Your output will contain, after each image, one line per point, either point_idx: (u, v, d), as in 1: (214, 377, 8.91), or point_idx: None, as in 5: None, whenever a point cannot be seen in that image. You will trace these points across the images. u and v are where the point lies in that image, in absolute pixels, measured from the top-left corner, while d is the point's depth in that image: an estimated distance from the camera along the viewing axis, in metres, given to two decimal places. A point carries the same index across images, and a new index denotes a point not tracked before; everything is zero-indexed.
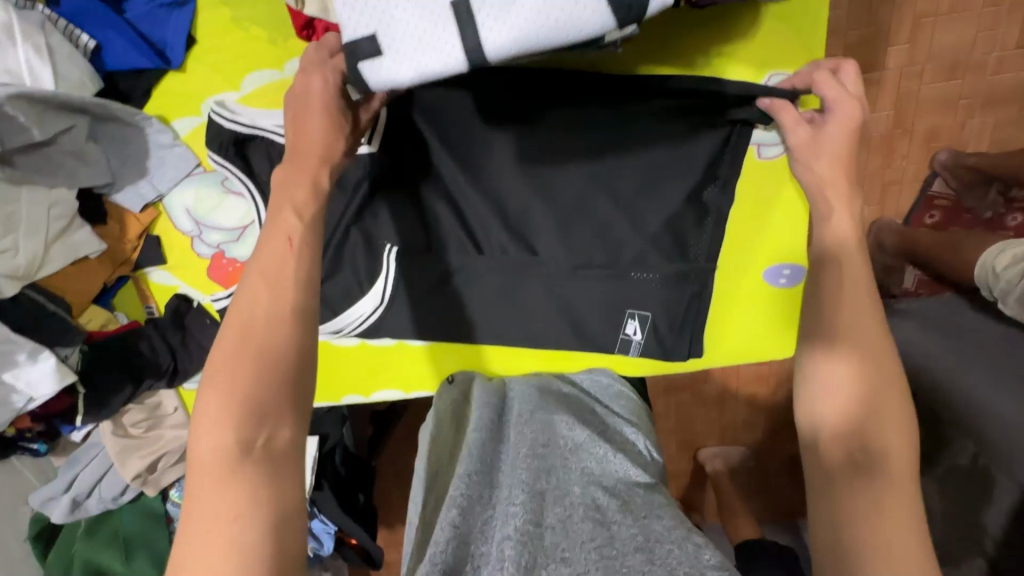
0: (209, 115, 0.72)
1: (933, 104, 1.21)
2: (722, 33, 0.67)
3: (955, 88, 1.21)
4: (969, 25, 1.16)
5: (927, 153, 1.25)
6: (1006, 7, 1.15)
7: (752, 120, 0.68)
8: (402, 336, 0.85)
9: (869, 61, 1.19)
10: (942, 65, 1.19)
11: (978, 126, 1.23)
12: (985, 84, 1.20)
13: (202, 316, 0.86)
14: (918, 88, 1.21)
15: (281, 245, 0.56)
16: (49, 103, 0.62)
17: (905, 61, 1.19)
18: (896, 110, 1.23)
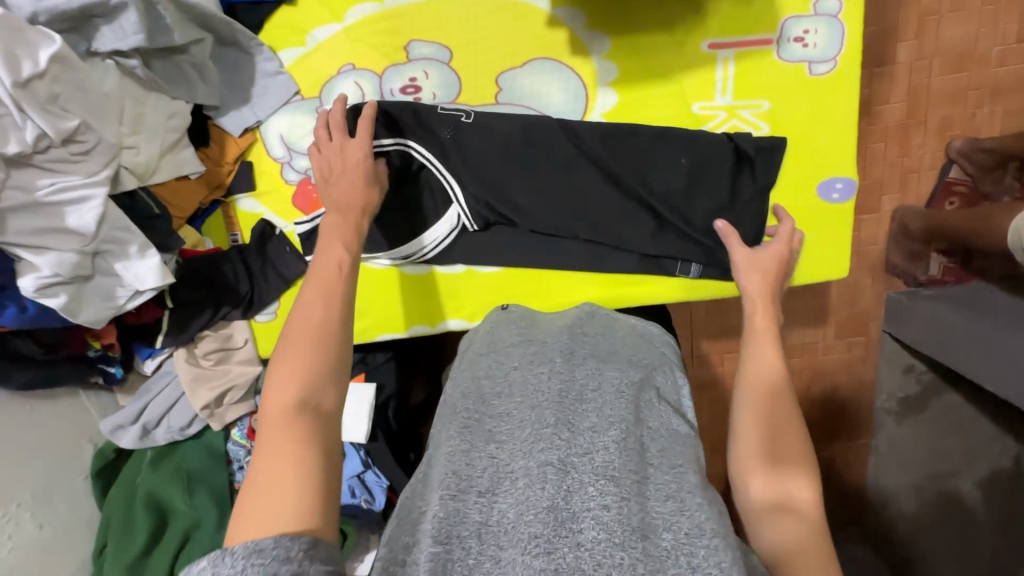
0: (314, 44, 0.81)
1: (945, 95, 1.24)
2: None
3: (964, 81, 1.25)
4: (970, 22, 1.22)
5: (941, 142, 1.27)
6: (1004, 4, 1.21)
7: (803, 41, 0.76)
8: (470, 262, 0.88)
9: (879, 53, 1.23)
10: (949, 58, 1.23)
11: (988, 116, 1.26)
12: (991, 76, 1.24)
13: (282, 244, 0.91)
14: (928, 81, 1.25)
15: (332, 273, 0.67)
16: (189, 14, 0.70)
17: (914, 55, 1.23)
18: (910, 100, 1.26)
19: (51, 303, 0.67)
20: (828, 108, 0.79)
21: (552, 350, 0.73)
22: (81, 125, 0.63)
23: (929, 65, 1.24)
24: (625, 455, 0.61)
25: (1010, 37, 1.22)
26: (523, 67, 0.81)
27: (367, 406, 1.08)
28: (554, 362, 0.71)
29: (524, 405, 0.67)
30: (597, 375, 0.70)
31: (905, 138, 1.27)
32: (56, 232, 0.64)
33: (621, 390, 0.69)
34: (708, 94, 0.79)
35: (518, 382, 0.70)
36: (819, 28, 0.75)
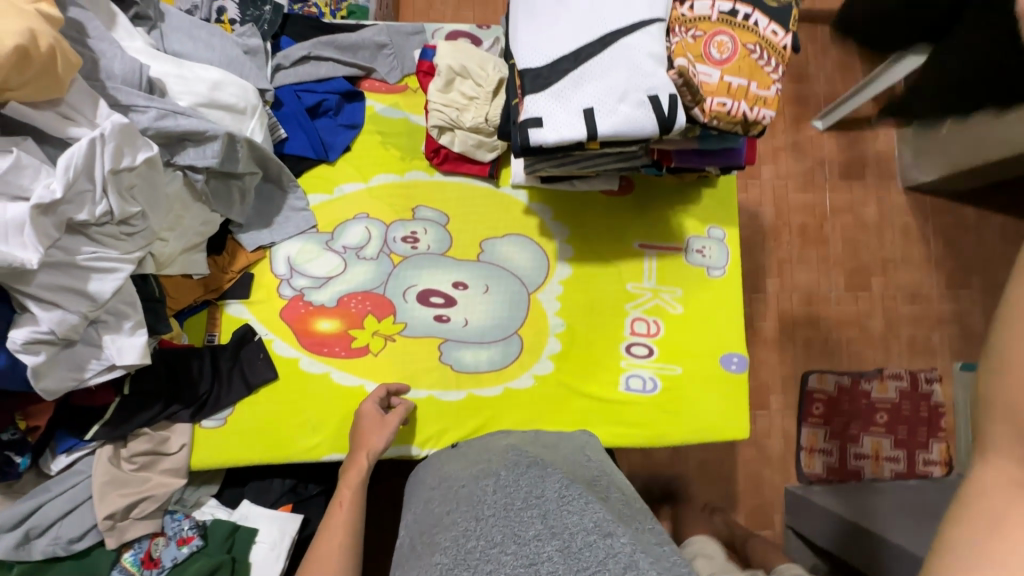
0: (340, 194, 1.02)
1: (804, 321, 1.63)
2: (684, 201, 1.09)
3: (815, 311, 1.65)
4: (812, 271, 1.67)
5: (807, 356, 1.61)
6: (833, 263, 1.68)
7: (703, 253, 1.07)
8: (434, 389, 0.99)
9: (755, 285, 1.65)
10: (802, 294, 1.65)
11: (837, 341, 1.63)
12: (834, 312, 1.65)
13: (257, 351, 0.96)
14: (791, 309, 1.64)
15: (335, 510, 0.85)
16: (254, 155, 0.89)
17: (778, 289, 1.64)
18: (781, 321, 1.64)
19: (27, 360, 0.67)
20: (724, 299, 1.06)
21: (497, 466, 0.69)
22: (138, 212, 0.74)
23: (788, 297, 1.64)
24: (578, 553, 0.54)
25: (840, 287, 1.66)
26: (502, 238, 1.04)
27: (287, 540, 0.96)
28: (498, 474, 0.67)
29: (468, 514, 0.61)
30: (541, 480, 0.64)
31: (781, 348, 1.62)
32: (73, 294, 0.69)
33: (565, 490, 0.61)
34: (637, 277, 1.05)
35: (465, 497, 0.65)
36: (711, 246, 1.07)
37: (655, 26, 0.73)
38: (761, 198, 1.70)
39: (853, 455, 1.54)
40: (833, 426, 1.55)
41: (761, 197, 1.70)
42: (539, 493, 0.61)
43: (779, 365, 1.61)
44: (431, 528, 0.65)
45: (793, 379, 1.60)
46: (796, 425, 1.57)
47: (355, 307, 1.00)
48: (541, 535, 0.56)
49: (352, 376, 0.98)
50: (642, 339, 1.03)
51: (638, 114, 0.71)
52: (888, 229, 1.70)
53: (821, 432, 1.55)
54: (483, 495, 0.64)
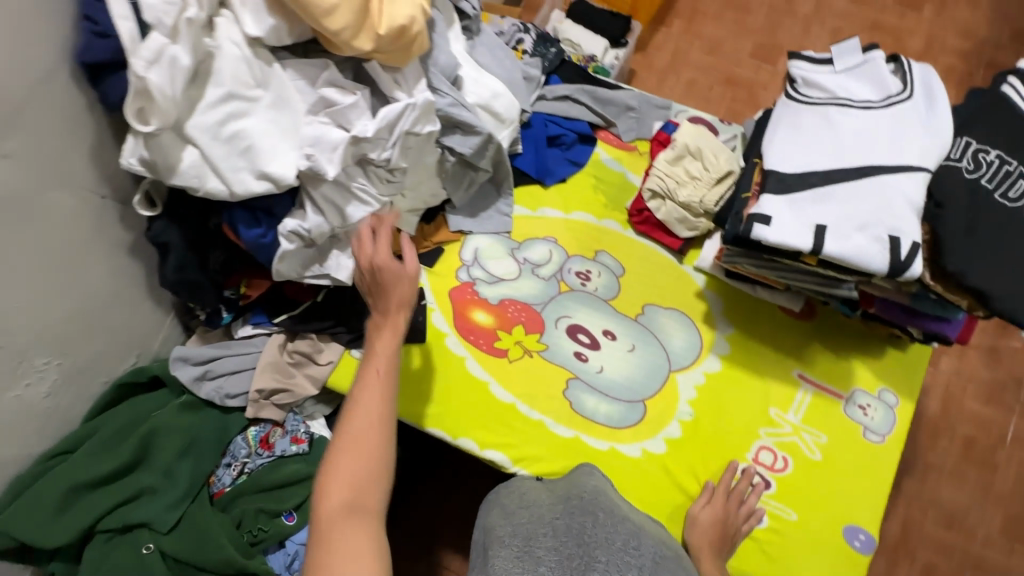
0: (540, 214, 1.13)
1: (933, 544, 1.39)
2: (863, 350, 1.03)
3: (953, 540, 1.40)
4: (963, 495, 1.43)
5: None
6: (994, 496, 1.43)
7: (866, 411, 0.99)
8: (547, 417, 1.02)
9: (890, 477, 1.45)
10: (941, 513, 1.42)
11: None
12: (976, 553, 1.39)
13: (418, 312, 1.08)
14: (922, 523, 1.42)
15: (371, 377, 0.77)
16: (495, 157, 1.03)
17: (914, 494, 1.44)
18: (904, 532, 1.41)
19: (284, 244, 0.84)
20: (872, 468, 0.96)
21: (593, 505, 0.72)
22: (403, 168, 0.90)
23: (924, 509, 1.42)
24: None
25: (995, 527, 1.40)
26: (665, 309, 1.07)
27: None
28: (596, 514, 0.69)
29: (567, 540, 0.65)
30: (636, 537, 0.66)
31: (894, 561, 1.39)
32: (334, 209, 0.85)
33: (659, 555, 0.65)
34: (784, 404, 1.01)
35: (564, 526, 0.67)
36: (877, 407, 0.99)
37: (921, 174, 0.73)
38: (931, 388, 1.52)
39: None
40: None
41: (931, 387, 1.52)
42: (636, 545, 0.65)
43: None
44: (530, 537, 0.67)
45: None
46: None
47: (511, 313, 1.08)
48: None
49: (483, 371, 1.05)
50: (765, 467, 0.97)
51: (873, 250, 0.71)
52: None
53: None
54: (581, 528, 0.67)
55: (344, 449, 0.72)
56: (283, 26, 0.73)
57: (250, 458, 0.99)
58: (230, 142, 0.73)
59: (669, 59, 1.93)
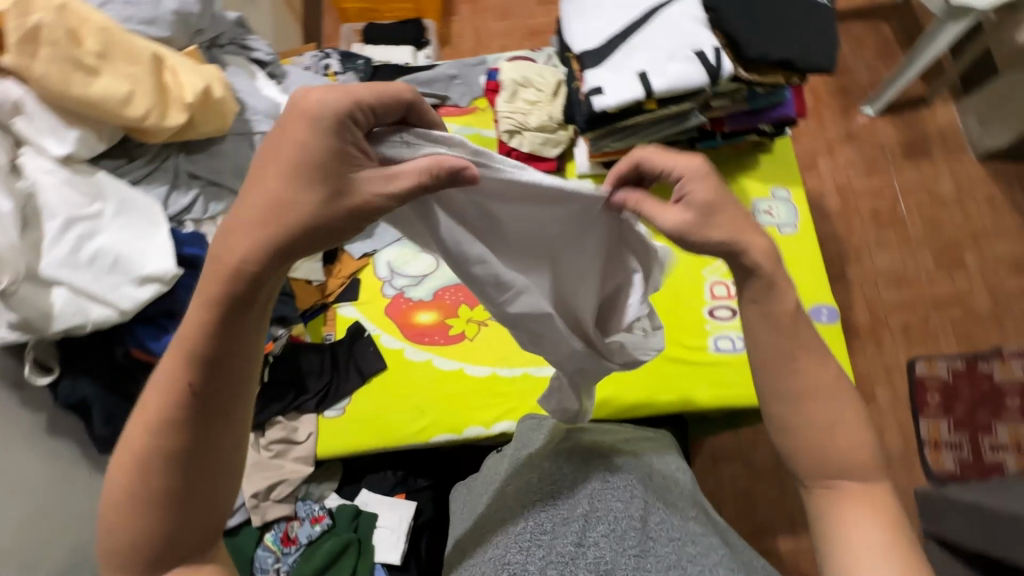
0: None
1: (895, 306, 1.55)
2: (743, 168, 1.14)
3: (907, 294, 1.57)
4: (894, 255, 1.61)
5: (907, 343, 1.52)
6: (915, 243, 1.62)
7: (772, 212, 1.10)
8: (528, 366, 1.05)
9: (835, 273, 1.60)
10: (888, 278, 1.59)
11: (939, 322, 1.53)
12: (928, 294, 1.57)
13: (368, 344, 1.08)
14: (879, 294, 1.57)
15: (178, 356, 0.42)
16: None
17: (859, 276, 1.59)
18: (871, 310, 1.56)
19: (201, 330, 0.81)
20: (800, 254, 1.07)
21: (539, 459, 0.72)
22: None
23: (873, 282, 1.58)
24: (633, 522, 0.62)
25: (930, 267, 1.59)
26: None
27: (405, 524, 1.03)
28: (541, 466, 0.70)
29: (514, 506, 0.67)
30: (587, 470, 0.68)
31: (877, 337, 1.53)
32: None
33: (619, 473, 0.67)
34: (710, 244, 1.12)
35: (510, 494, 0.69)
36: (778, 205, 1.11)
37: None
38: (823, 188, 1.69)
39: (988, 447, 1.37)
40: (955, 415, 1.41)
41: (823, 187, 1.69)
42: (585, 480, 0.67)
43: (878, 353, 1.52)
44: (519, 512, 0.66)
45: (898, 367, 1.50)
46: (913, 418, 1.45)
47: (450, 299, 1.11)
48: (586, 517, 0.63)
49: (452, 361, 1.06)
50: (723, 300, 1.07)
51: (691, 68, 0.81)
52: (969, 202, 1.64)
53: (945, 425, 1.41)
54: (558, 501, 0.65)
55: (146, 480, 0.43)
56: (91, 134, 0.76)
57: (281, 561, 0.99)
58: (92, 263, 0.72)
59: (474, 41, 2.04)
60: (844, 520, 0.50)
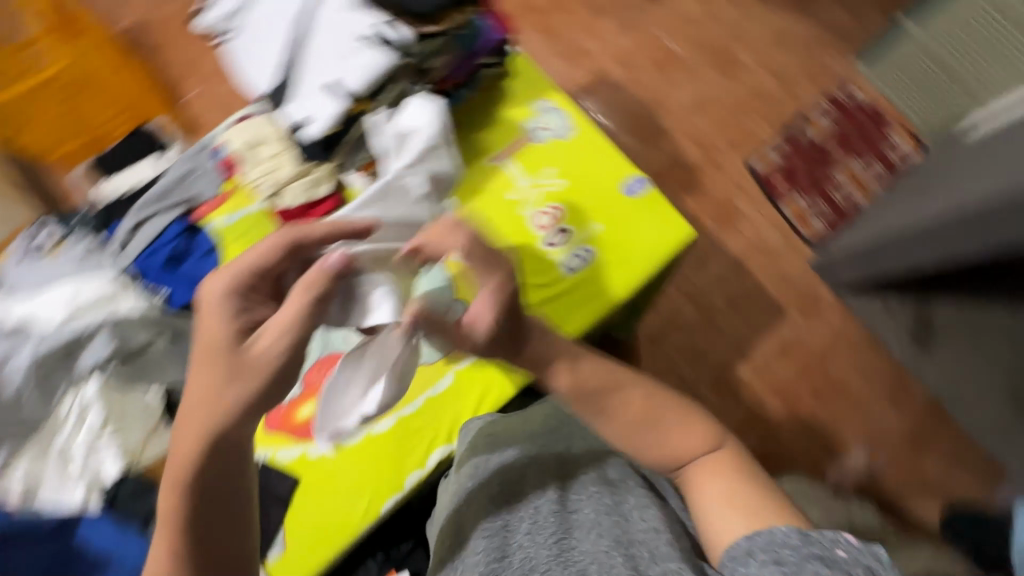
0: None
1: (694, 143, 1.77)
2: (498, 101, 1.14)
3: (698, 129, 1.79)
4: (674, 103, 1.81)
5: (719, 171, 1.76)
6: (683, 82, 1.82)
7: (545, 127, 1.12)
8: (427, 390, 1.04)
9: (640, 147, 1.79)
10: (678, 125, 1.80)
11: (733, 136, 1.77)
12: (713, 116, 1.79)
13: (269, 469, 1.01)
14: (679, 143, 1.79)
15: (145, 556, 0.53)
16: (142, 322, 0.95)
17: (658, 137, 1.79)
18: (681, 159, 1.78)
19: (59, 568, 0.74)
20: (588, 150, 1.10)
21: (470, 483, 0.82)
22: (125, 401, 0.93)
23: (671, 137, 1.79)
24: (553, 508, 0.72)
25: (704, 95, 1.80)
26: None
27: None
28: (473, 488, 0.81)
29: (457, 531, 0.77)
30: (513, 473, 0.80)
31: (697, 178, 1.76)
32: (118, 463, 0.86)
33: (537, 465, 0.80)
34: (511, 186, 1.10)
35: (449, 530, 0.79)
36: (546, 117, 1.13)
37: None
38: (609, 67, 1.86)
39: (834, 191, 1.69)
40: (801, 186, 1.71)
41: (594, 85, 1.85)
42: (514, 486, 0.78)
43: (706, 188, 1.75)
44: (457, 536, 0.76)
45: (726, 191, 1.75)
46: (775, 207, 1.72)
47: (318, 380, 1.06)
48: (516, 515, 0.73)
49: (356, 433, 1.02)
50: (552, 225, 1.07)
51: None
52: (703, 23, 1.84)
53: (799, 199, 1.71)
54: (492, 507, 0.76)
55: None
56: None
57: None
58: None
59: None
60: (677, 471, 0.71)
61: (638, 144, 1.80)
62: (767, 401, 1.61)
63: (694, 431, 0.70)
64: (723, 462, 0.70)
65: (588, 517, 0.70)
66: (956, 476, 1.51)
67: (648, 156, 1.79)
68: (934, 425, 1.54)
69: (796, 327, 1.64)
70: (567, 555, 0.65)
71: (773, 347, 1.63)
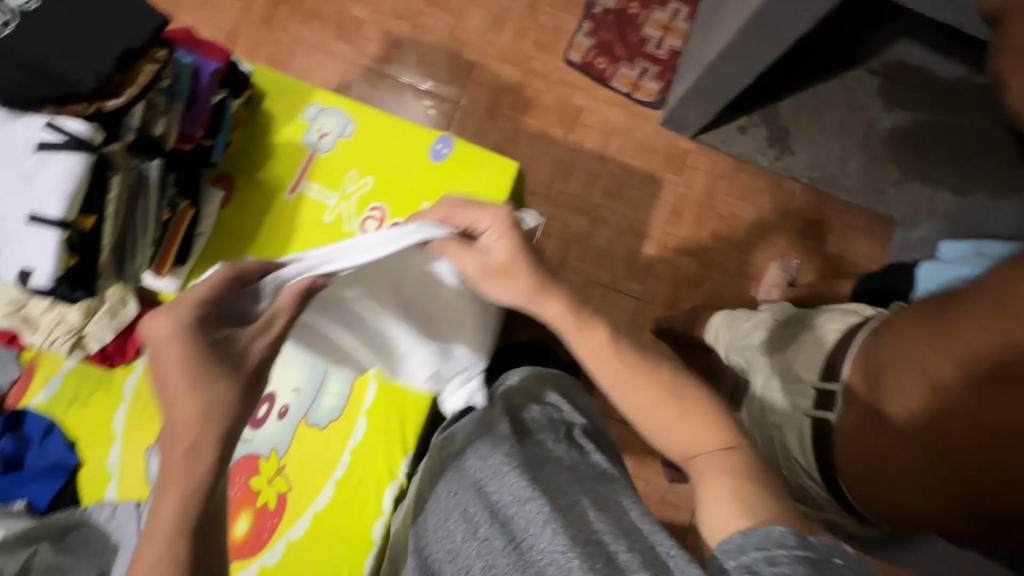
0: (115, 466, 0.96)
1: (512, 64, 1.71)
2: (265, 131, 1.03)
3: (509, 48, 1.73)
4: (472, 34, 1.73)
5: (546, 77, 1.71)
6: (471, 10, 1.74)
7: (325, 135, 1.03)
8: (347, 442, 0.98)
9: (464, 90, 1.71)
10: (486, 53, 1.72)
11: (541, 40, 1.73)
12: (515, 30, 1.73)
13: None
14: (497, 69, 1.72)
15: None
16: (12, 545, 0.83)
17: (475, 73, 1.71)
18: (507, 83, 1.71)
19: None
20: (380, 136, 1.03)
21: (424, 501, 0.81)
22: None
23: (486, 67, 1.72)
24: (492, 505, 0.67)
25: (496, 14, 1.74)
26: None
27: None
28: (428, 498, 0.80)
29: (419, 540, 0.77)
30: (460, 480, 0.75)
31: (529, 94, 1.70)
32: None
33: (481, 465, 0.73)
34: (324, 209, 1.01)
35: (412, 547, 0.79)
36: (321, 123, 1.03)
37: None
38: (390, 25, 1.74)
39: (653, 49, 1.71)
40: (621, 57, 1.70)
41: (389, 52, 1.73)
42: (458, 490, 0.74)
43: (543, 98, 1.70)
44: (423, 545, 0.74)
45: (561, 92, 1.70)
46: (607, 88, 1.71)
47: (238, 492, 0.99)
48: (460, 512, 0.71)
49: (302, 518, 0.96)
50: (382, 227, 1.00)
51: (56, 166, 0.66)
52: None
53: (625, 70, 1.70)
54: (450, 516, 0.71)
55: None
56: None
57: None
58: None
59: None
60: (685, 443, 0.62)
61: (455, 87, 1.71)
62: (685, 263, 1.63)
63: (700, 423, 0.62)
64: (731, 458, 0.59)
65: (523, 512, 0.64)
66: (861, 244, 1.61)
67: (471, 94, 1.70)
68: (825, 211, 1.63)
69: (681, 187, 1.65)
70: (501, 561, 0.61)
71: (672, 214, 1.64)
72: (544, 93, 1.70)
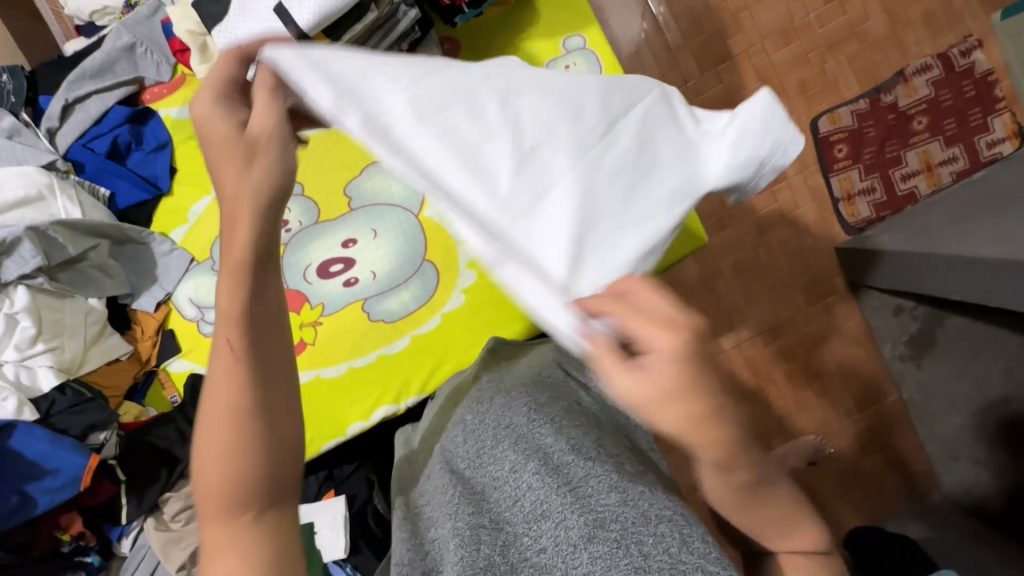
0: (194, 217, 0.95)
1: (787, 66, 1.38)
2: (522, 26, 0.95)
3: (798, 49, 1.38)
4: (778, 4, 1.38)
5: (808, 105, 1.38)
6: None
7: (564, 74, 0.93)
8: (381, 345, 0.98)
9: (720, 55, 1.39)
10: (775, 36, 1.38)
11: (837, 67, 1.37)
12: (821, 36, 1.38)
13: None
14: (769, 59, 1.39)
15: None
16: (81, 230, 0.88)
17: (745, 46, 1.38)
18: (764, 81, 1.39)
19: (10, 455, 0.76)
20: None
21: (461, 410, 0.75)
22: (67, 304, 0.88)
23: (757, 47, 1.39)
24: (546, 451, 0.62)
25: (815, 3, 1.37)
26: (363, 175, 1.03)
27: (341, 520, 1.06)
28: (465, 419, 0.72)
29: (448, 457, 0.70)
30: (506, 404, 0.70)
31: None
32: (50, 372, 0.85)
33: (533, 400, 0.70)
34: None
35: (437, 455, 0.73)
36: (576, 60, 0.93)
37: None
38: None
39: (899, 178, 1.35)
40: (864, 160, 1.36)
41: None
42: (509, 416, 0.68)
43: None
44: (461, 458, 0.68)
45: (802, 134, 1.39)
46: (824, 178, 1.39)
47: None
48: (504, 446, 0.65)
49: (305, 372, 0.99)
50: None
51: None
52: None
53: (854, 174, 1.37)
54: (498, 445, 0.65)
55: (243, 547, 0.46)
56: None
57: None
58: None
59: None
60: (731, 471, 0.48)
61: (711, 45, 1.40)
62: (769, 380, 1.40)
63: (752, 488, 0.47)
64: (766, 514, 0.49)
65: (581, 463, 0.59)
66: None
67: (721, 64, 1.40)
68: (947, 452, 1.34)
69: (818, 316, 1.39)
70: (561, 501, 0.56)
71: (795, 332, 1.39)
72: (788, 123, 1.40)
